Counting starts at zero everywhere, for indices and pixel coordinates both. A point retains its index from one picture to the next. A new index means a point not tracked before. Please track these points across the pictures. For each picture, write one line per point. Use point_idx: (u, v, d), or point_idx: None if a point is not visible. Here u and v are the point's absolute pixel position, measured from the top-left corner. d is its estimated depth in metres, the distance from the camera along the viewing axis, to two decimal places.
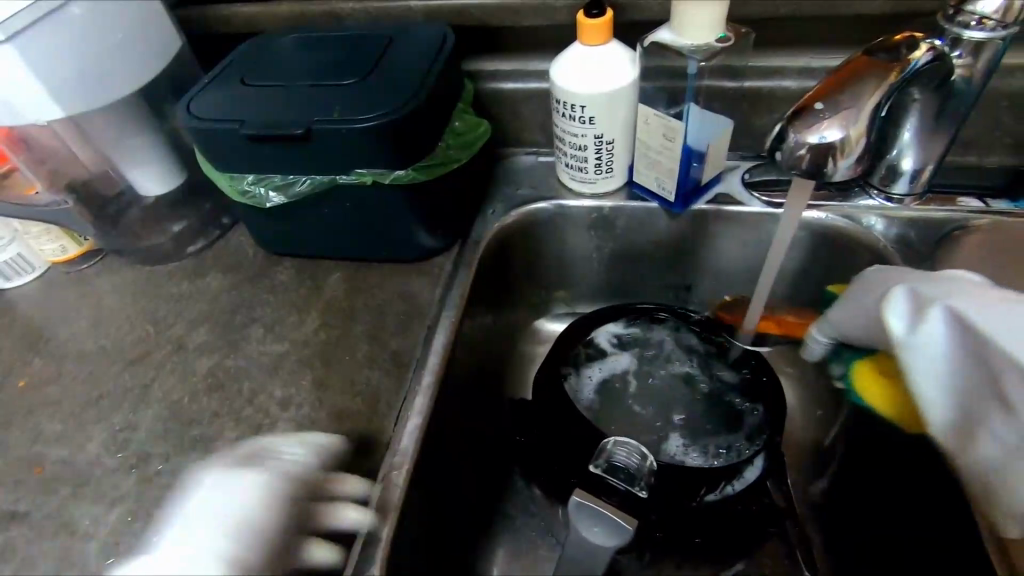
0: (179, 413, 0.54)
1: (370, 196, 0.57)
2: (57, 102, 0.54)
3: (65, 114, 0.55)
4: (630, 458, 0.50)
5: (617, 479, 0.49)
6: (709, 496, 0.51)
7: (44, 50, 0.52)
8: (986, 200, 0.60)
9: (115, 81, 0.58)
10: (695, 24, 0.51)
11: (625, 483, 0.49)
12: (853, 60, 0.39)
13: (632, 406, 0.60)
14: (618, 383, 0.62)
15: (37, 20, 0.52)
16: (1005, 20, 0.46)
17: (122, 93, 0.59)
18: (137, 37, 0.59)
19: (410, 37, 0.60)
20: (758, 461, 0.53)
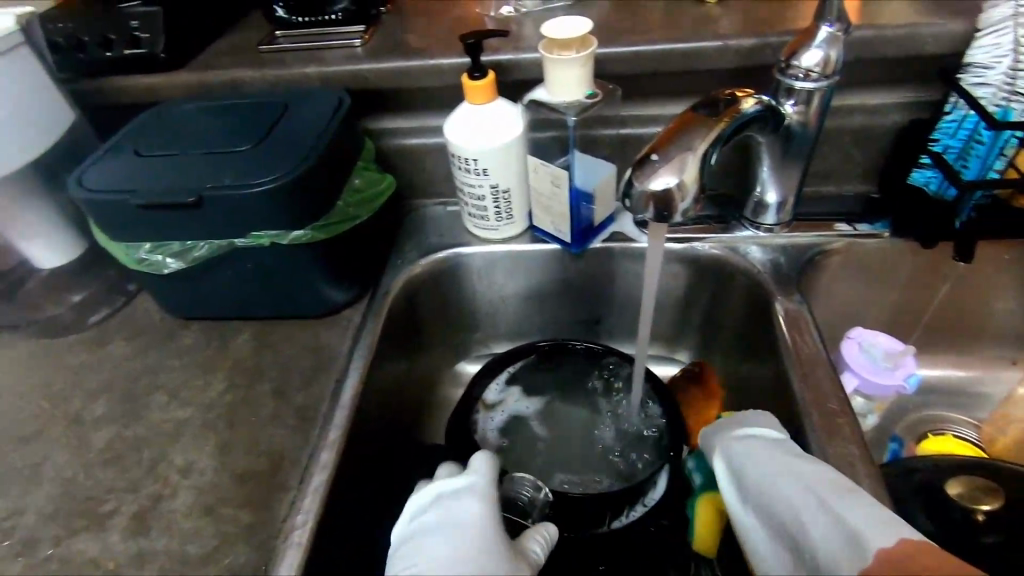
0: (73, 491, 0.53)
1: (270, 256, 0.58)
2: None
3: None
4: (524, 491, 0.53)
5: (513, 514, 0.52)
6: (615, 522, 0.53)
7: None
8: (852, 224, 0.66)
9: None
10: (565, 82, 0.56)
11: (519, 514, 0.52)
12: (684, 116, 0.44)
13: (536, 439, 0.64)
14: (523, 421, 0.66)
15: None
16: (826, 72, 0.53)
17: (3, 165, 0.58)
18: (22, 110, 0.59)
19: (306, 102, 0.63)
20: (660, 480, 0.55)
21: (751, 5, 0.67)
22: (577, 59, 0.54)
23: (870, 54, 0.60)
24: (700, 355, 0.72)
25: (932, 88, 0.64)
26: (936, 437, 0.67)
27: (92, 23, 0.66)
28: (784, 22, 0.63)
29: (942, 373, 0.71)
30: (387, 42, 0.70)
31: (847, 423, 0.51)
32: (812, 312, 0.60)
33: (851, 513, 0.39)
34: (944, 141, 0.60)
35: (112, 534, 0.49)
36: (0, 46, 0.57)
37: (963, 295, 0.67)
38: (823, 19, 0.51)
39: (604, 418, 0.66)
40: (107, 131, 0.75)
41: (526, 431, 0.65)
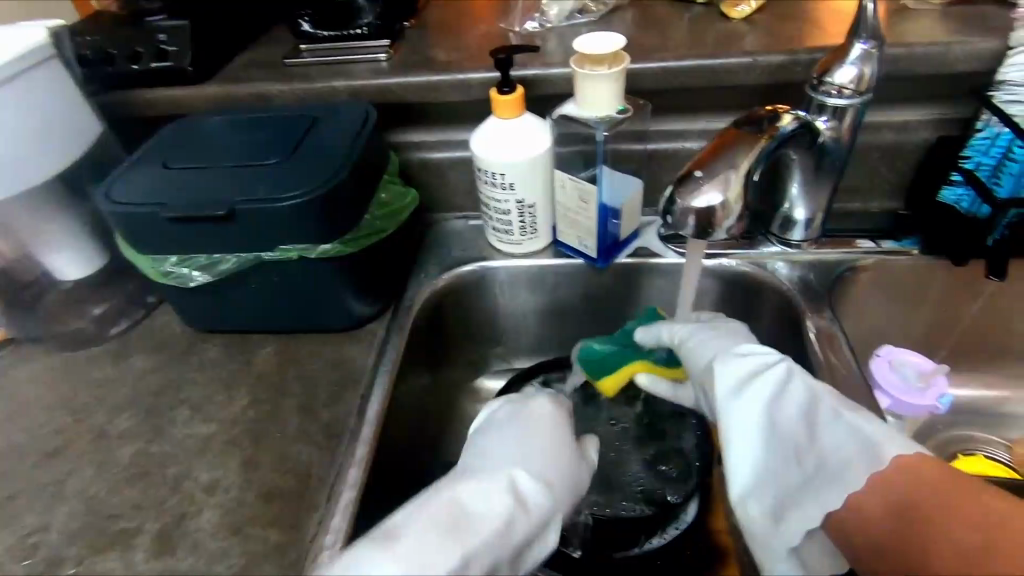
0: (97, 508, 0.52)
1: (297, 270, 0.58)
2: None
3: None
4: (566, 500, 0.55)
5: (550, 541, 0.53)
6: (650, 542, 0.53)
7: None
8: (877, 241, 0.66)
9: (27, 166, 0.57)
10: (595, 98, 0.56)
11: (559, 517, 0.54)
12: (726, 133, 0.44)
13: None
14: None
15: None
16: (859, 89, 0.53)
17: (35, 177, 0.58)
18: (53, 124, 0.59)
19: (334, 116, 0.63)
20: (692, 503, 0.55)
21: (777, 22, 0.67)
22: (610, 74, 0.54)
23: (900, 71, 0.60)
24: None
25: (962, 104, 0.64)
26: (965, 457, 0.66)
27: (122, 38, 0.67)
28: (812, 38, 0.63)
29: (976, 392, 0.70)
30: (413, 56, 0.70)
31: None
32: (844, 330, 0.59)
33: (844, 430, 0.44)
34: (976, 158, 0.59)
35: (138, 553, 0.48)
36: (31, 59, 0.57)
37: (994, 313, 0.66)
38: (857, 37, 0.51)
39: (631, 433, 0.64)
40: (132, 142, 0.75)
41: None
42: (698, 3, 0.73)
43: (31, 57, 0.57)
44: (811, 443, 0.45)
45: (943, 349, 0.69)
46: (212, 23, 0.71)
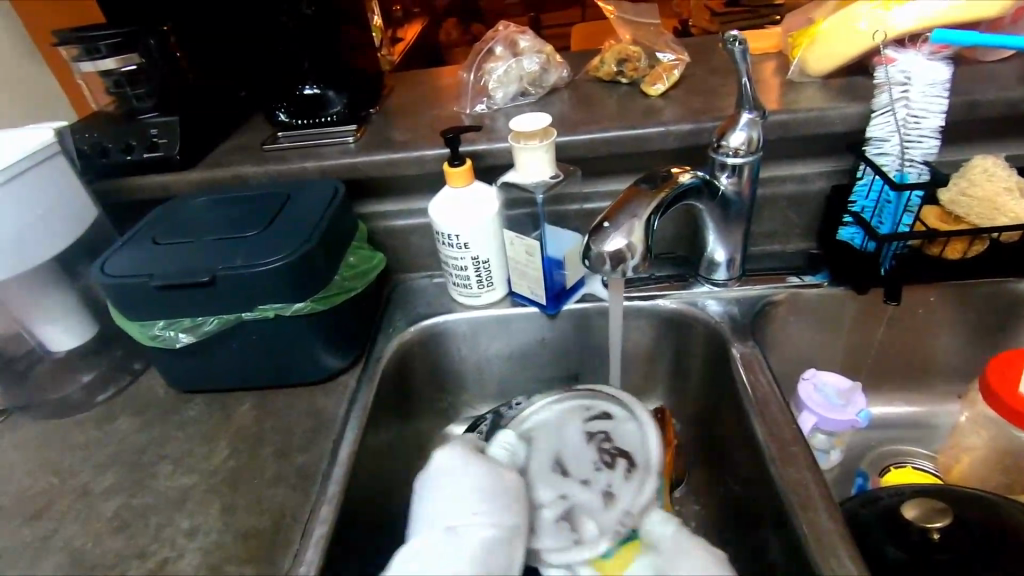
0: (81, 559, 0.55)
1: (273, 328, 0.64)
2: (21, 253, 0.64)
3: (25, 260, 0.65)
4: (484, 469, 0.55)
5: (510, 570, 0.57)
6: None
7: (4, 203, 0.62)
8: (798, 276, 0.74)
9: (56, 233, 0.67)
10: (530, 166, 0.66)
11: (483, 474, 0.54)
12: (626, 192, 0.55)
13: None
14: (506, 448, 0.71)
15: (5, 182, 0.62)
16: (750, 149, 0.63)
17: (64, 242, 0.68)
18: (63, 200, 0.68)
19: (306, 192, 0.71)
20: None
21: (688, 97, 0.79)
22: (542, 146, 0.64)
23: (790, 133, 0.70)
24: (673, 404, 0.77)
25: (849, 158, 0.75)
26: (898, 469, 0.72)
27: (118, 134, 0.76)
28: (715, 109, 0.74)
29: (899, 409, 0.78)
30: (377, 138, 0.80)
31: (799, 449, 0.56)
32: (765, 355, 0.67)
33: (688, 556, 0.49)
34: (861, 203, 0.69)
35: None
36: (40, 153, 0.65)
37: (902, 335, 0.74)
38: (743, 107, 0.61)
39: None
40: (122, 223, 0.82)
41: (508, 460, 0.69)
42: (623, 82, 0.85)
43: (44, 150, 0.66)
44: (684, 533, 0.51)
45: (865, 369, 0.77)
46: (197, 117, 0.80)
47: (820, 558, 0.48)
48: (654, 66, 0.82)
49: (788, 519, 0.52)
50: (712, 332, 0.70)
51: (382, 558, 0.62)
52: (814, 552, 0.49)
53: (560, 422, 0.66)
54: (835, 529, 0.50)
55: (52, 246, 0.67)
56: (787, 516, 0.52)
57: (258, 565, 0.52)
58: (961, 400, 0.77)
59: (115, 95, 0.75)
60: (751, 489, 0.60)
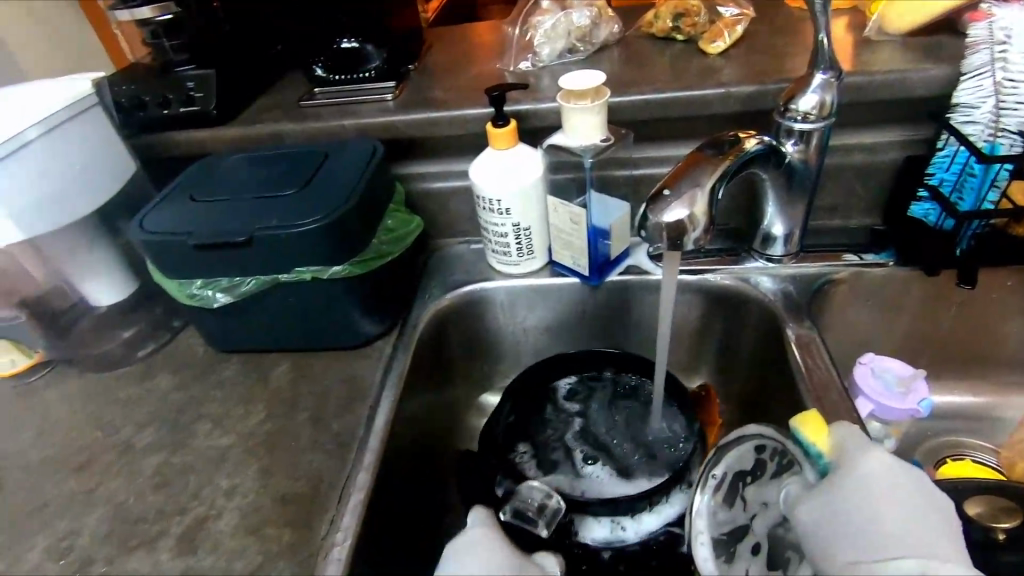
0: (125, 514, 0.56)
1: (310, 290, 0.63)
2: (64, 206, 0.64)
3: (70, 214, 0.64)
4: (534, 500, 0.54)
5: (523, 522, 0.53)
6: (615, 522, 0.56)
7: (45, 154, 0.61)
8: (859, 254, 0.69)
9: (98, 186, 0.67)
10: (578, 127, 0.62)
11: (527, 524, 0.53)
12: (688, 157, 0.51)
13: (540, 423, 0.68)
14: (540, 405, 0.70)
15: (44, 132, 0.61)
16: (822, 114, 0.57)
17: (107, 195, 0.68)
18: (104, 152, 0.67)
19: (344, 150, 0.69)
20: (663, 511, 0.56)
21: (750, 56, 0.73)
22: (593, 107, 0.60)
23: (864, 97, 0.64)
24: (716, 383, 0.74)
25: (927, 126, 0.68)
26: (956, 461, 0.68)
27: (154, 87, 0.73)
28: (781, 70, 0.68)
29: (961, 398, 0.73)
30: (416, 96, 0.77)
31: None
32: (822, 338, 0.63)
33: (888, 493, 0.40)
34: (939, 175, 0.63)
35: (162, 553, 0.52)
36: (73, 107, 0.64)
37: (971, 320, 0.69)
38: (817, 67, 0.56)
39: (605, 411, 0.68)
40: (159, 180, 0.81)
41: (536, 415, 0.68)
42: (678, 39, 0.79)
43: (77, 104, 0.64)
44: (840, 484, 0.42)
45: (926, 355, 0.72)
46: (234, 71, 0.77)
47: None
48: (714, 22, 0.76)
49: None
50: (765, 311, 0.66)
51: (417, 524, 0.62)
52: None
53: (712, 513, 0.44)
54: None
55: (96, 198, 0.67)
56: None
57: (296, 530, 0.52)
58: None
59: (151, 47, 0.73)
60: None
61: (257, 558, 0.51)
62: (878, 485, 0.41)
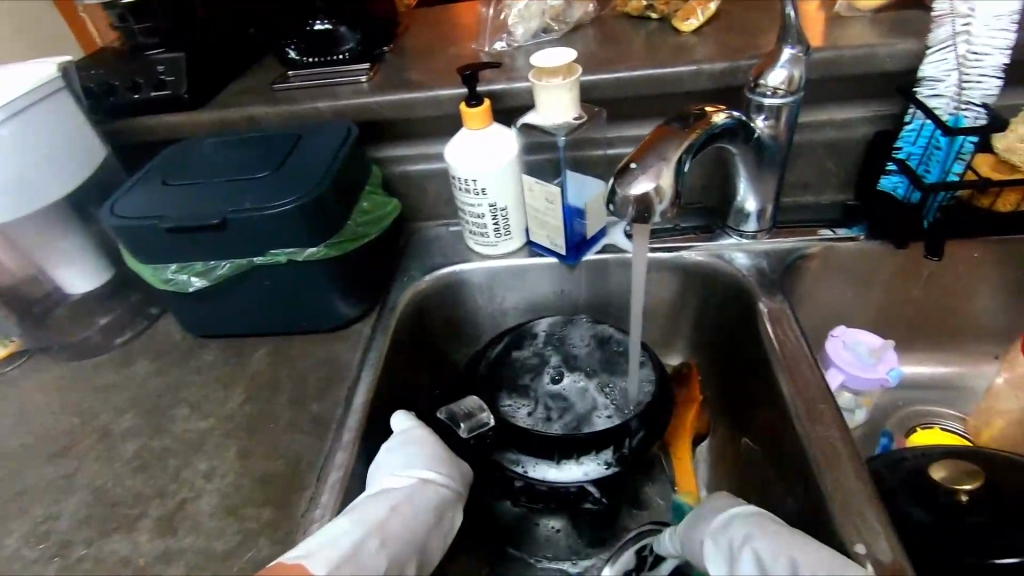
0: (105, 498, 0.56)
1: (286, 273, 0.63)
2: (33, 191, 0.63)
3: (39, 200, 0.64)
4: (467, 406, 0.59)
5: (455, 422, 0.58)
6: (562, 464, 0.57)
7: (11, 139, 0.60)
8: (831, 229, 0.70)
9: (66, 172, 0.66)
10: (552, 106, 0.62)
11: (452, 423, 0.58)
12: (657, 130, 0.51)
13: (530, 367, 0.66)
14: (536, 352, 0.68)
15: (8, 117, 0.60)
16: (790, 90, 0.58)
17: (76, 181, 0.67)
18: (71, 137, 0.66)
19: (319, 133, 0.68)
20: (604, 459, 0.57)
21: (723, 33, 0.73)
22: (565, 85, 0.60)
23: (834, 73, 0.65)
24: (694, 359, 0.75)
25: (896, 101, 0.69)
26: (924, 430, 0.70)
27: (126, 71, 0.73)
28: (753, 47, 0.68)
29: (931, 370, 0.75)
30: (392, 78, 0.76)
31: (827, 408, 0.54)
32: (794, 310, 0.64)
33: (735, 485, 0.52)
34: (906, 149, 0.65)
35: (141, 535, 0.53)
36: (40, 91, 0.63)
37: (941, 293, 0.71)
38: (785, 42, 0.56)
39: (599, 360, 0.66)
40: (133, 166, 0.81)
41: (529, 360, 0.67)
42: (653, 18, 0.79)
43: (44, 87, 0.63)
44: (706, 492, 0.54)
45: (898, 327, 0.74)
46: (205, 54, 0.77)
47: (843, 519, 0.47)
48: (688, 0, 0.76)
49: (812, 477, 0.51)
50: (739, 285, 0.67)
51: None
52: (837, 511, 0.48)
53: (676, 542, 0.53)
54: (863, 489, 0.49)
55: (66, 185, 0.66)
56: (807, 471, 0.52)
57: (277, 509, 0.53)
58: (999, 362, 0.73)
59: (120, 30, 0.73)
60: (773, 444, 0.59)
61: (238, 536, 0.51)
62: (729, 480, 0.53)
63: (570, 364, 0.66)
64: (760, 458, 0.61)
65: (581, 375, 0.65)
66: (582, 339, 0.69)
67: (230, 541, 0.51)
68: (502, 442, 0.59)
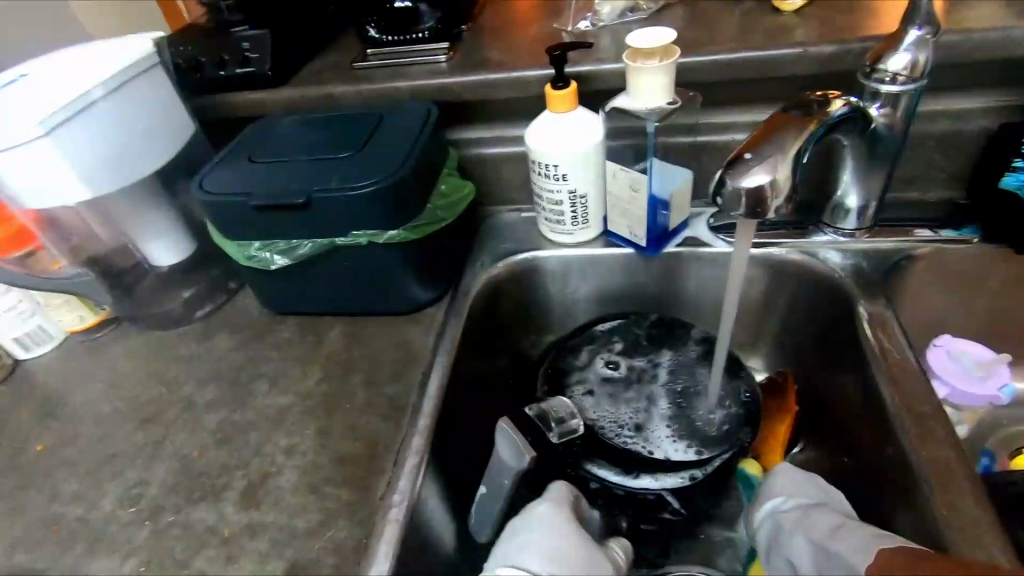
0: (191, 466, 0.58)
1: (365, 254, 0.62)
2: (130, 165, 0.65)
3: (135, 174, 0.65)
4: (559, 410, 0.58)
5: (544, 425, 0.56)
6: (644, 474, 0.56)
7: (111, 113, 0.62)
8: (936, 230, 0.65)
9: (160, 147, 0.67)
10: (645, 90, 0.59)
11: (544, 427, 0.56)
12: (773, 120, 0.48)
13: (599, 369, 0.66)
14: (604, 353, 0.67)
15: (110, 91, 0.62)
16: (914, 76, 0.53)
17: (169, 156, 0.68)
18: (165, 114, 0.68)
19: (399, 113, 0.67)
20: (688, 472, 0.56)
21: (830, 13, 0.67)
22: (661, 67, 0.57)
23: (959, 58, 0.59)
24: (775, 361, 0.72)
25: None
26: None
27: (211, 48, 0.74)
28: (866, 28, 0.63)
29: None
30: (471, 57, 0.74)
31: (937, 425, 0.50)
32: (898, 316, 0.59)
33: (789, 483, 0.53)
34: None
35: (226, 506, 0.54)
36: (138, 67, 0.64)
37: None
38: (912, 22, 0.51)
39: (669, 365, 0.66)
40: (215, 142, 0.82)
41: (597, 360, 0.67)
42: None
43: (137, 65, 0.64)
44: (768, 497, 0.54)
45: (1008, 338, 0.68)
46: (288, 32, 0.77)
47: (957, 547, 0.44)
48: None
49: (920, 495, 0.48)
50: (835, 286, 0.63)
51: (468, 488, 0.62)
52: (951, 538, 0.44)
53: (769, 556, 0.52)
54: (980, 517, 0.45)
55: (160, 160, 0.67)
56: (914, 490, 0.48)
57: (356, 490, 0.53)
58: None
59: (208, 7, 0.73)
60: (870, 457, 0.55)
61: (319, 515, 0.52)
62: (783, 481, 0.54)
63: (641, 368, 0.66)
64: (851, 471, 0.58)
65: (652, 381, 0.64)
66: (649, 342, 0.68)
67: (311, 519, 0.52)
68: (586, 450, 0.58)
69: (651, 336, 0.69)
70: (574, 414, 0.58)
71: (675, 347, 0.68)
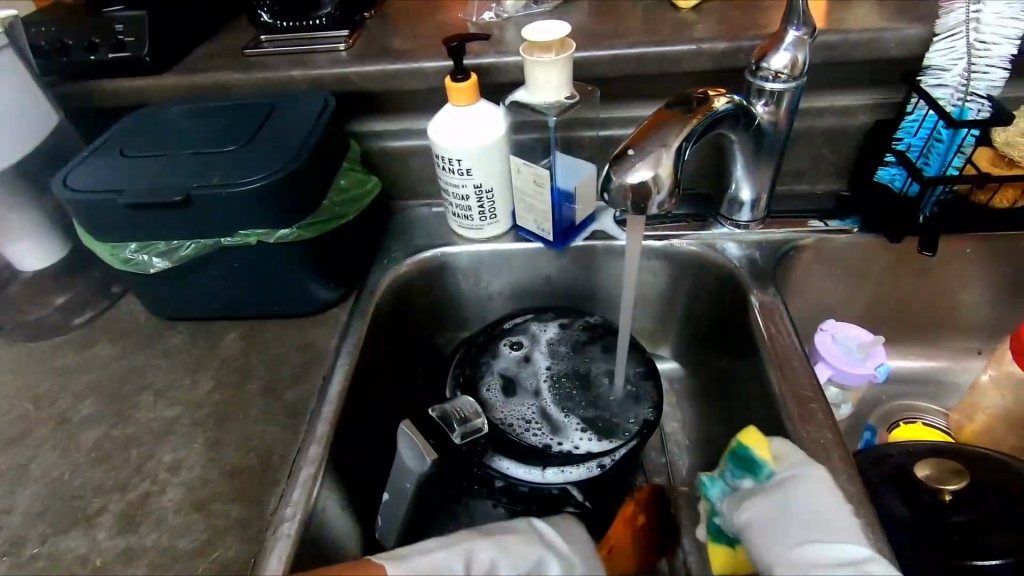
0: (62, 490, 0.53)
1: (256, 254, 0.59)
2: None
3: None
4: (463, 410, 0.56)
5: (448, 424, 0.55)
6: (549, 468, 0.56)
7: None
8: (824, 221, 0.68)
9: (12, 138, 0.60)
10: (544, 84, 0.58)
11: (446, 427, 0.55)
12: (655, 115, 0.49)
13: (509, 360, 0.66)
14: (515, 347, 0.68)
15: None
16: (793, 74, 0.55)
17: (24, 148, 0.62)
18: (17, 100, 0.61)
19: (293, 104, 0.64)
20: (590, 463, 0.56)
21: (724, 10, 0.70)
22: (558, 61, 0.57)
23: (837, 58, 0.62)
24: (682, 349, 0.74)
25: (897, 90, 0.67)
26: (907, 425, 0.70)
27: (79, 29, 0.67)
28: (756, 26, 0.65)
29: (916, 364, 0.74)
30: (373, 46, 0.72)
31: (818, 407, 0.53)
32: (786, 305, 0.62)
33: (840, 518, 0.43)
34: (907, 140, 0.63)
35: (100, 531, 0.50)
36: None
37: (931, 288, 0.70)
38: (790, 23, 0.53)
39: (576, 356, 0.67)
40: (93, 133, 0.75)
41: (506, 355, 0.67)
42: None
43: None
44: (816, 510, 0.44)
45: (886, 321, 0.73)
46: (171, 14, 0.71)
47: None
48: None
49: None
50: (731, 276, 0.65)
51: (376, 495, 0.60)
52: None
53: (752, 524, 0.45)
54: (853, 492, 0.48)
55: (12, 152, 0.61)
56: None
57: (248, 506, 0.50)
58: (983, 357, 0.73)
59: None
60: None
61: (206, 535, 0.48)
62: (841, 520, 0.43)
63: (549, 361, 0.66)
64: None
65: (560, 373, 0.65)
66: (560, 335, 0.69)
67: (197, 540, 0.48)
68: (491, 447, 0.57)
69: (562, 329, 0.69)
70: (478, 413, 0.56)
71: (584, 340, 0.68)
